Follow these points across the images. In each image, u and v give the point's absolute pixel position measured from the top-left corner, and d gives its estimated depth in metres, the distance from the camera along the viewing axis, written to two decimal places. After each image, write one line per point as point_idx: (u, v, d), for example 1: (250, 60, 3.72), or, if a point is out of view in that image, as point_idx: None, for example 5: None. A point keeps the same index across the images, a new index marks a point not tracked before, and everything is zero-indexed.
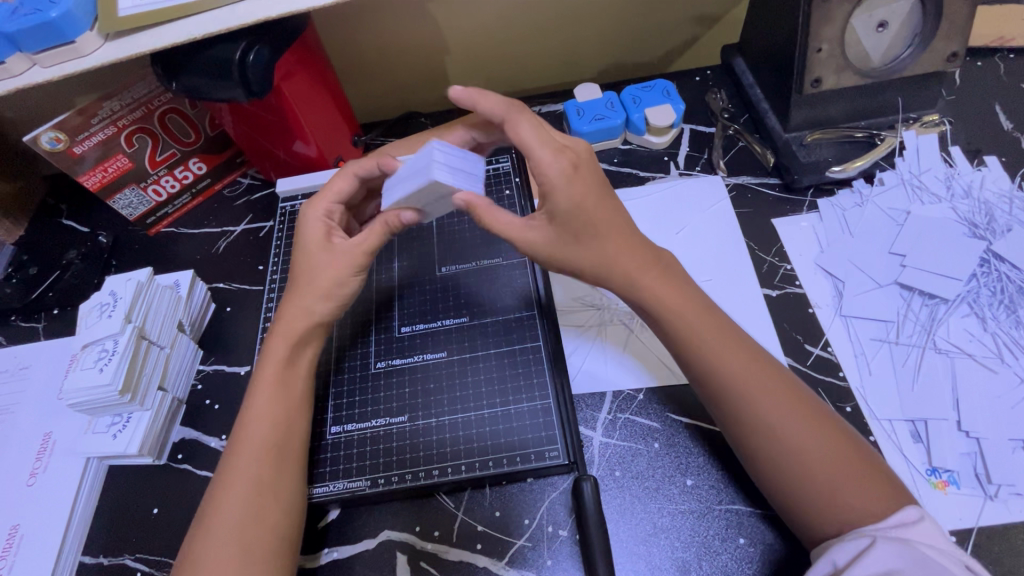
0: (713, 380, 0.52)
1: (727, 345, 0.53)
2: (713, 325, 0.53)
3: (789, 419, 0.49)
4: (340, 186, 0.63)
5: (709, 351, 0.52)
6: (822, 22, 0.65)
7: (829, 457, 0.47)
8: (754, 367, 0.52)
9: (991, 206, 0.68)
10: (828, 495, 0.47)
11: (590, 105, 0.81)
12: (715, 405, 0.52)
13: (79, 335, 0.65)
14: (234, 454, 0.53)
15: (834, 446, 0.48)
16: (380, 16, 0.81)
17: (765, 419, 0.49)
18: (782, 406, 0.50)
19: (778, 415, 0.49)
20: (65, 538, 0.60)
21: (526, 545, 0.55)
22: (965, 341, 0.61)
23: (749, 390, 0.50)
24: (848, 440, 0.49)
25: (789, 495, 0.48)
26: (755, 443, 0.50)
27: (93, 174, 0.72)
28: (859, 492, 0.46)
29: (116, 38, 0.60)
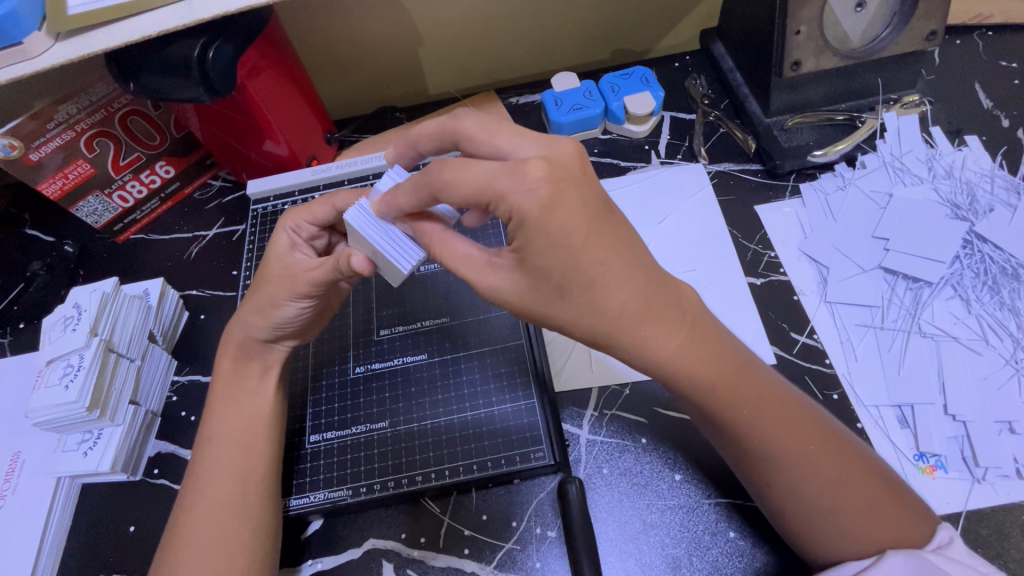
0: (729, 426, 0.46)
1: (748, 386, 0.46)
2: (727, 354, 0.46)
3: (809, 461, 0.45)
4: (318, 210, 0.58)
5: (728, 398, 0.45)
6: (800, 5, 0.64)
7: (846, 496, 0.45)
8: (775, 409, 0.46)
9: (973, 186, 0.67)
10: (826, 510, 0.45)
11: (567, 94, 0.79)
12: (729, 445, 0.48)
13: (44, 351, 0.63)
14: (205, 474, 0.52)
15: (853, 483, 0.45)
16: (349, 8, 0.79)
17: (783, 464, 0.45)
18: (802, 449, 0.45)
19: (797, 459, 0.45)
20: (38, 561, 0.58)
21: (515, 548, 0.54)
22: (950, 323, 0.60)
23: (767, 436, 0.45)
24: (867, 472, 0.46)
25: (799, 527, 0.47)
26: (767, 483, 0.47)
27: (53, 181, 0.69)
28: (876, 528, 0.44)
29: (66, 38, 0.57)
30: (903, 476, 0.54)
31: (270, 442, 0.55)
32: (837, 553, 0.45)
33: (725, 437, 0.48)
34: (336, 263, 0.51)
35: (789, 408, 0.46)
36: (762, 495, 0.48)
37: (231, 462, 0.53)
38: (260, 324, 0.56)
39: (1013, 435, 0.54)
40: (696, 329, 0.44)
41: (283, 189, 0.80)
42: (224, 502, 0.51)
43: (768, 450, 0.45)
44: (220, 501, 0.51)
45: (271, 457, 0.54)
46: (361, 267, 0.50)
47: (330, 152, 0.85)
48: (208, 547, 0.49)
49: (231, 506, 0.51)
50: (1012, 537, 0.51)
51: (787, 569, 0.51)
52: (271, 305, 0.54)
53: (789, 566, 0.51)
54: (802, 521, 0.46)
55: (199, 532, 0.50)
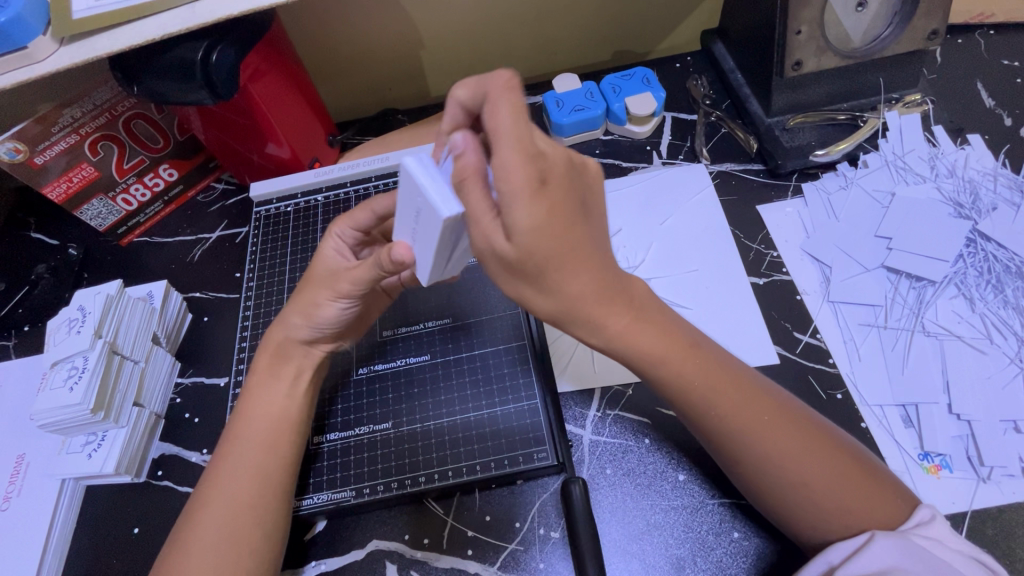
0: (690, 409, 0.47)
1: (705, 368, 0.47)
2: (698, 353, 0.47)
3: (774, 439, 0.46)
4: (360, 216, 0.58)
5: (684, 382, 0.46)
6: (801, 4, 0.64)
7: (815, 470, 0.45)
8: (732, 389, 0.47)
9: (975, 185, 0.67)
10: (822, 507, 0.45)
11: (569, 95, 0.79)
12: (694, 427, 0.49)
13: (48, 353, 0.63)
14: (222, 473, 0.52)
15: (819, 458, 0.46)
16: (351, 11, 0.79)
17: (748, 443, 0.46)
18: (764, 427, 0.46)
19: (761, 437, 0.46)
20: (42, 563, 0.58)
21: (519, 549, 0.54)
22: (954, 322, 0.60)
23: (727, 416, 0.46)
24: (834, 446, 0.46)
25: (774, 503, 0.47)
26: (736, 463, 0.47)
27: (58, 184, 0.70)
28: (845, 500, 0.45)
29: (71, 42, 0.58)
30: (907, 475, 0.54)
31: (295, 446, 0.55)
32: (812, 528, 0.46)
33: (689, 420, 0.48)
34: (379, 262, 0.50)
35: (768, 406, 0.47)
36: (736, 474, 0.49)
37: (249, 466, 0.52)
38: (282, 323, 0.57)
39: (1018, 434, 0.54)
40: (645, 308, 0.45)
41: (288, 192, 0.80)
42: (240, 504, 0.51)
43: (745, 444, 0.46)
44: (234, 504, 0.51)
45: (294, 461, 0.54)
46: (402, 259, 0.48)
47: (333, 154, 0.85)
48: (227, 550, 0.49)
49: (246, 504, 0.51)
50: (1018, 536, 0.50)
51: (791, 569, 0.51)
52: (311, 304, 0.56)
53: (793, 567, 0.51)
54: (799, 518, 0.46)
55: (217, 535, 0.49)
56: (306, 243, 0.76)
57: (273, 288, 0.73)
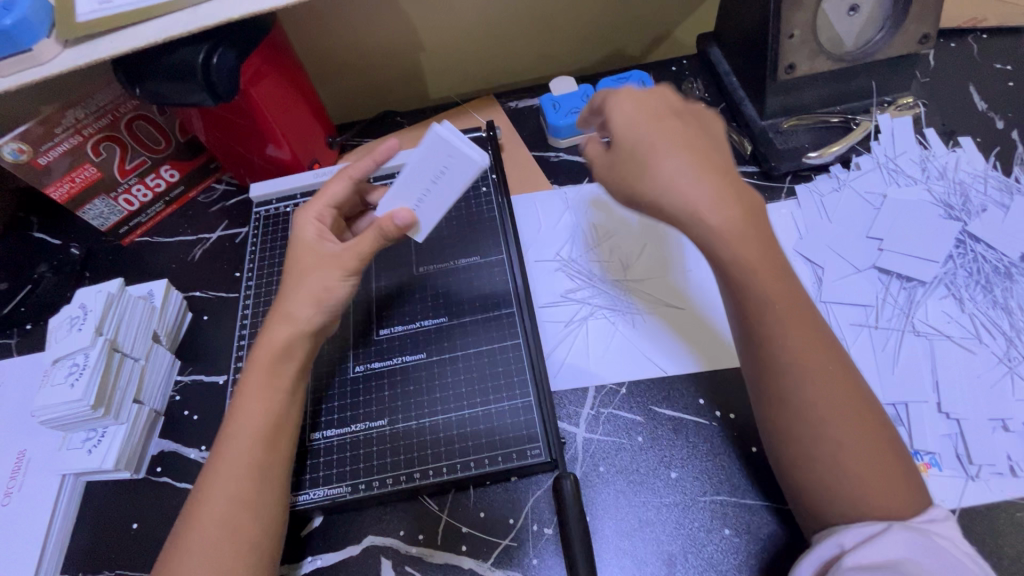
0: (762, 347, 0.49)
1: (796, 312, 0.49)
2: (797, 312, 0.49)
3: (827, 391, 0.47)
4: (335, 188, 0.62)
5: (770, 318, 0.49)
6: (793, 8, 0.65)
7: (852, 435, 0.46)
8: (809, 336, 0.49)
9: (966, 186, 0.68)
10: (860, 491, 0.45)
11: (565, 98, 0.80)
12: (757, 369, 0.50)
13: (49, 350, 0.64)
14: (218, 465, 0.52)
15: (860, 424, 0.47)
16: (351, 16, 0.80)
17: (804, 388, 0.47)
18: (825, 379, 0.48)
19: (818, 386, 0.47)
20: (42, 558, 0.59)
21: (512, 545, 0.55)
22: (943, 322, 0.61)
23: (793, 358, 0.48)
24: (883, 437, 0.47)
25: (802, 464, 0.48)
26: (783, 407, 0.48)
27: (61, 185, 0.71)
28: (873, 473, 0.46)
29: (75, 45, 0.59)
30: None
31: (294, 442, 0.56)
32: (834, 499, 0.46)
33: (757, 360, 0.50)
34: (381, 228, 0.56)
35: (843, 382, 0.48)
36: (772, 428, 0.50)
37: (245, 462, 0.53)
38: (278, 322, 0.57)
39: (1006, 432, 0.55)
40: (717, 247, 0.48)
41: (288, 192, 0.81)
42: (237, 500, 0.51)
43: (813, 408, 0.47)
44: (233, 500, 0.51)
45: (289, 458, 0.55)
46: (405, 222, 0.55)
47: (332, 156, 0.86)
48: (224, 544, 0.49)
49: (243, 496, 0.51)
50: (1005, 534, 0.51)
51: (781, 566, 0.51)
52: (313, 294, 0.57)
53: (783, 564, 0.51)
54: (829, 500, 0.46)
55: (215, 529, 0.50)
56: None
57: (272, 288, 0.74)
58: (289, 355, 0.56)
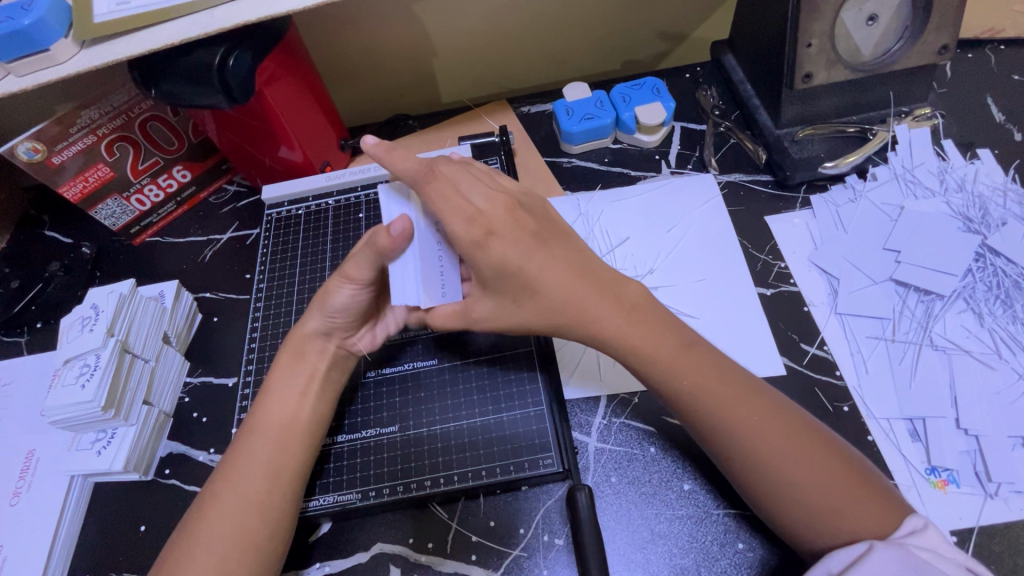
0: (681, 390, 0.51)
1: (697, 364, 0.52)
2: (689, 349, 0.52)
3: (760, 430, 0.49)
4: None
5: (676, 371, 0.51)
6: (812, 17, 0.64)
7: (800, 467, 0.47)
8: (717, 377, 0.51)
9: (985, 199, 0.67)
10: (820, 513, 0.46)
11: (579, 104, 0.80)
12: (684, 419, 0.52)
13: (60, 350, 0.64)
14: (233, 470, 0.53)
15: (798, 447, 0.48)
16: (366, 19, 0.80)
17: (736, 432, 0.49)
18: (746, 412, 0.49)
19: (749, 428, 0.49)
20: (49, 558, 0.59)
21: (522, 555, 0.54)
22: (962, 337, 0.60)
23: (716, 407, 0.50)
24: (830, 453, 0.48)
25: (764, 502, 0.48)
26: (725, 452, 0.50)
27: (73, 184, 0.71)
28: (837, 500, 0.46)
29: (92, 45, 0.59)
30: (914, 489, 0.53)
31: (307, 447, 0.55)
32: (808, 531, 0.46)
33: (682, 413, 0.52)
34: (374, 245, 0.52)
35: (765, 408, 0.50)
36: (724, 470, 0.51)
37: (259, 466, 0.53)
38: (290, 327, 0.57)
39: None
40: (604, 321, 0.53)
41: (300, 195, 0.81)
42: (248, 503, 0.51)
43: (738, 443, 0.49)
44: (245, 504, 0.51)
45: (303, 463, 0.54)
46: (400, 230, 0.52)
47: (344, 159, 0.85)
48: (234, 551, 0.49)
49: (255, 500, 0.51)
50: None
51: None
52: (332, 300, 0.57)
53: None
54: (799, 526, 0.47)
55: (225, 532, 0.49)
56: (316, 246, 0.77)
57: (283, 291, 0.74)
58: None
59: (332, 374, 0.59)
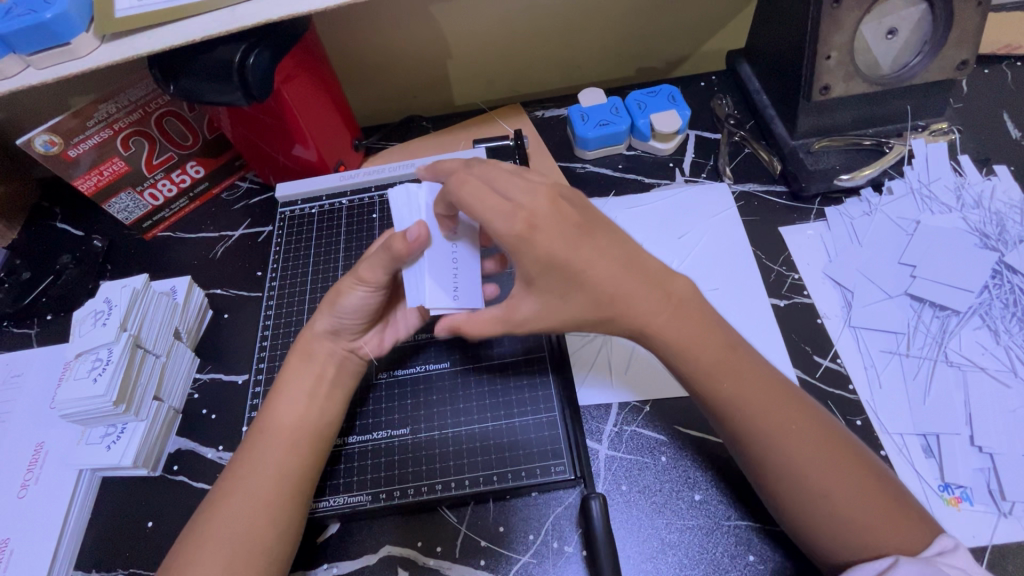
0: (721, 402, 0.50)
1: (750, 374, 0.51)
2: (736, 354, 0.51)
3: (803, 443, 0.48)
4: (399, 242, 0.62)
5: (725, 384, 0.50)
6: (832, 30, 0.64)
7: (840, 486, 0.46)
8: (761, 389, 0.50)
9: (1003, 216, 0.67)
10: (857, 531, 0.45)
11: (594, 110, 0.80)
12: (725, 428, 0.51)
13: (72, 343, 0.63)
14: (248, 468, 0.53)
15: (839, 463, 0.47)
16: (384, 21, 0.80)
17: (775, 445, 0.48)
18: (787, 427, 0.48)
19: (789, 445, 0.48)
20: (57, 552, 0.59)
21: (531, 562, 0.54)
22: (978, 354, 0.60)
23: (756, 419, 0.49)
24: (868, 472, 0.47)
25: (795, 518, 0.48)
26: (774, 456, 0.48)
27: (89, 177, 0.71)
28: (873, 513, 0.45)
29: (113, 40, 0.59)
30: (927, 507, 0.53)
31: (315, 449, 0.55)
32: (839, 543, 0.46)
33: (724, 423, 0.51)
34: (390, 250, 0.52)
35: (806, 423, 0.49)
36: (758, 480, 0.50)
37: (271, 468, 0.52)
38: None
39: None
40: (624, 331, 0.52)
41: (312, 193, 0.81)
42: (259, 503, 0.51)
43: (775, 457, 0.48)
44: (256, 506, 0.51)
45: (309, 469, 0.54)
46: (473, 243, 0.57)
47: (357, 159, 0.85)
48: (248, 551, 0.49)
49: (267, 501, 0.51)
50: None
51: None
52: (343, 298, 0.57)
53: None
54: (831, 546, 0.46)
55: (235, 532, 0.49)
56: (329, 245, 0.77)
57: (295, 289, 0.74)
58: None
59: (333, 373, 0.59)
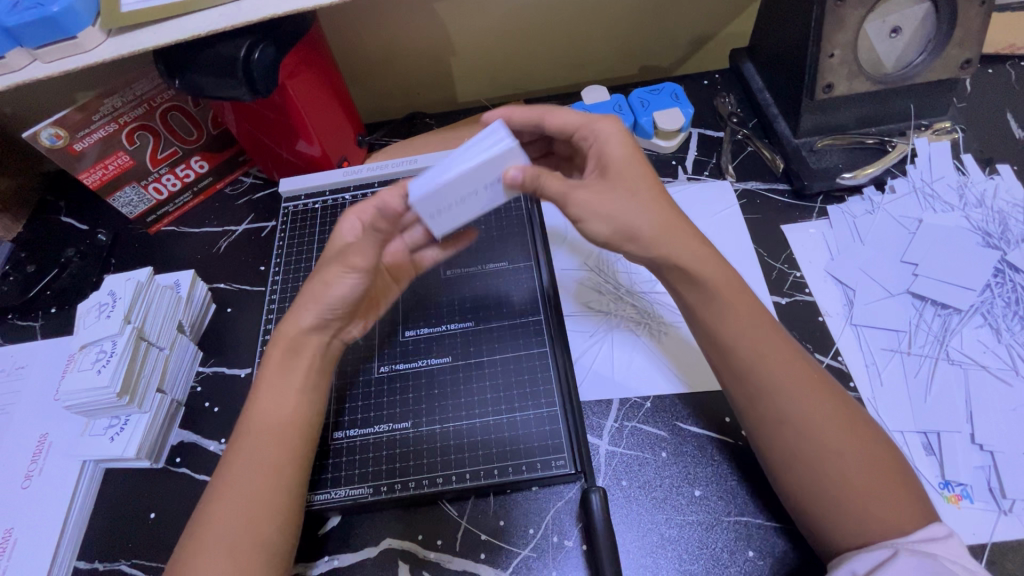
0: (740, 364, 0.51)
1: (771, 340, 0.52)
2: (758, 321, 0.53)
3: (817, 408, 0.49)
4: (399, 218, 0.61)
5: (748, 346, 0.51)
6: (835, 28, 0.65)
7: (849, 454, 0.47)
8: (781, 355, 0.51)
9: (1005, 215, 0.67)
10: (861, 507, 0.46)
11: (597, 107, 0.80)
12: (740, 392, 0.52)
13: (77, 335, 0.64)
14: (246, 462, 0.53)
15: (851, 433, 0.48)
16: (389, 17, 0.81)
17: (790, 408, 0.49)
18: (803, 392, 0.49)
19: (804, 409, 0.49)
20: (60, 542, 0.59)
21: (530, 556, 0.54)
22: (979, 352, 0.60)
23: (777, 380, 0.50)
24: (876, 444, 0.48)
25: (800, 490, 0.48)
26: (780, 425, 0.49)
27: (94, 171, 0.71)
28: (869, 493, 0.46)
29: (118, 34, 0.59)
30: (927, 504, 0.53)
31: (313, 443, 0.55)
32: (836, 514, 0.46)
33: (739, 386, 0.52)
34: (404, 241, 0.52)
35: (821, 390, 0.50)
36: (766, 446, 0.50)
37: (269, 461, 0.52)
38: (308, 315, 0.56)
39: None
40: None
41: (315, 189, 0.81)
42: (258, 496, 0.51)
43: (789, 421, 0.49)
44: (255, 497, 0.51)
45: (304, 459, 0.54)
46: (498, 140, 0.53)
47: (361, 154, 0.86)
48: (245, 545, 0.49)
49: (267, 493, 0.51)
50: None
51: None
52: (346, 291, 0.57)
53: None
54: (832, 523, 0.46)
55: (235, 525, 0.50)
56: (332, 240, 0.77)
57: (298, 284, 0.74)
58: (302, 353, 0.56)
59: (327, 364, 0.59)
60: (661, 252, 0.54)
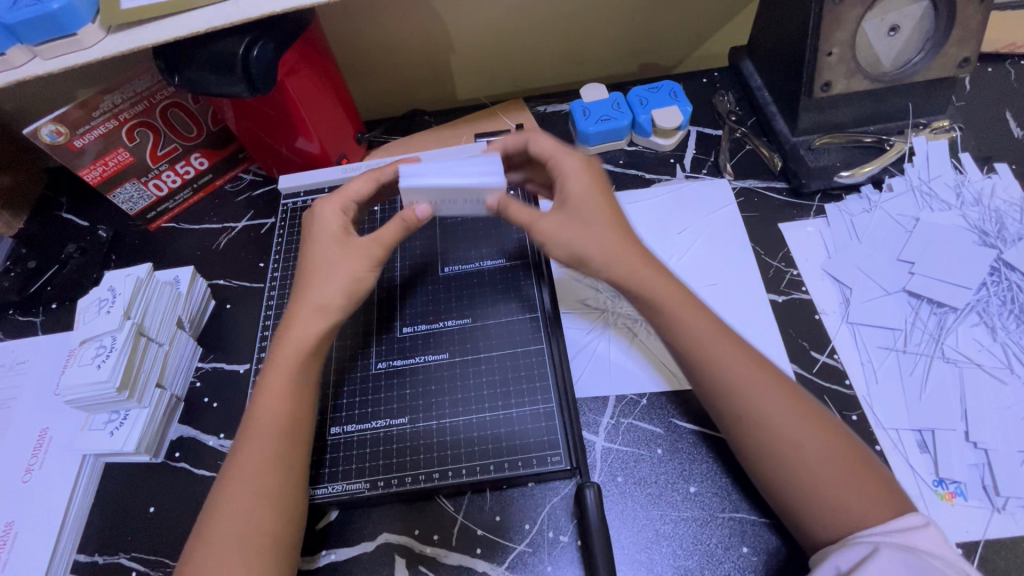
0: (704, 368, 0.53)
1: (732, 344, 0.53)
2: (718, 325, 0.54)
3: (782, 409, 0.50)
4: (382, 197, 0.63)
5: (709, 351, 0.53)
6: (833, 26, 0.64)
7: (817, 452, 0.48)
8: (742, 358, 0.52)
9: (1002, 214, 0.67)
10: (839, 502, 0.47)
11: (596, 105, 0.80)
12: (707, 394, 0.53)
13: (77, 330, 0.64)
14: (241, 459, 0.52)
15: (818, 431, 0.49)
16: (388, 15, 0.81)
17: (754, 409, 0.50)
18: (766, 394, 0.51)
19: (769, 411, 0.50)
20: (61, 535, 0.59)
21: (526, 551, 0.55)
22: (974, 350, 0.60)
23: (737, 384, 0.51)
24: (844, 440, 0.50)
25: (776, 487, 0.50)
26: (745, 426, 0.51)
27: (94, 167, 0.72)
28: (839, 483, 0.47)
29: (118, 31, 0.60)
30: (920, 501, 0.54)
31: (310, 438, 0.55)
32: (811, 509, 0.48)
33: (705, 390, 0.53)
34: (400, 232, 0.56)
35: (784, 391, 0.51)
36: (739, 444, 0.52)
37: (266, 457, 0.52)
38: (305, 311, 0.57)
39: None
40: None
41: (314, 186, 0.81)
42: (256, 491, 0.51)
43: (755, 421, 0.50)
44: (253, 493, 0.51)
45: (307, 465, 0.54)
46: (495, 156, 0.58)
47: (361, 152, 0.86)
48: (248, 549, 0.49)
49: (265, 488, 0.51)
50: None
51: None
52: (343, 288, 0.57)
53: None
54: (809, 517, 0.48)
55: (234, 520, 0.50)
56: None
57: None
58: (300, 349, 0.56)
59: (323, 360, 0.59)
60: (631, 264, 0.56)
